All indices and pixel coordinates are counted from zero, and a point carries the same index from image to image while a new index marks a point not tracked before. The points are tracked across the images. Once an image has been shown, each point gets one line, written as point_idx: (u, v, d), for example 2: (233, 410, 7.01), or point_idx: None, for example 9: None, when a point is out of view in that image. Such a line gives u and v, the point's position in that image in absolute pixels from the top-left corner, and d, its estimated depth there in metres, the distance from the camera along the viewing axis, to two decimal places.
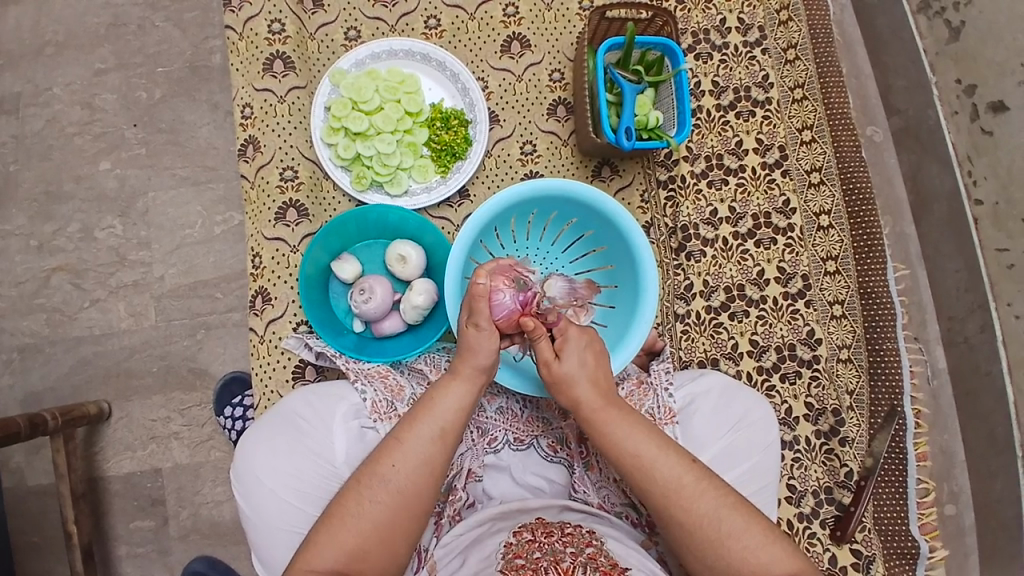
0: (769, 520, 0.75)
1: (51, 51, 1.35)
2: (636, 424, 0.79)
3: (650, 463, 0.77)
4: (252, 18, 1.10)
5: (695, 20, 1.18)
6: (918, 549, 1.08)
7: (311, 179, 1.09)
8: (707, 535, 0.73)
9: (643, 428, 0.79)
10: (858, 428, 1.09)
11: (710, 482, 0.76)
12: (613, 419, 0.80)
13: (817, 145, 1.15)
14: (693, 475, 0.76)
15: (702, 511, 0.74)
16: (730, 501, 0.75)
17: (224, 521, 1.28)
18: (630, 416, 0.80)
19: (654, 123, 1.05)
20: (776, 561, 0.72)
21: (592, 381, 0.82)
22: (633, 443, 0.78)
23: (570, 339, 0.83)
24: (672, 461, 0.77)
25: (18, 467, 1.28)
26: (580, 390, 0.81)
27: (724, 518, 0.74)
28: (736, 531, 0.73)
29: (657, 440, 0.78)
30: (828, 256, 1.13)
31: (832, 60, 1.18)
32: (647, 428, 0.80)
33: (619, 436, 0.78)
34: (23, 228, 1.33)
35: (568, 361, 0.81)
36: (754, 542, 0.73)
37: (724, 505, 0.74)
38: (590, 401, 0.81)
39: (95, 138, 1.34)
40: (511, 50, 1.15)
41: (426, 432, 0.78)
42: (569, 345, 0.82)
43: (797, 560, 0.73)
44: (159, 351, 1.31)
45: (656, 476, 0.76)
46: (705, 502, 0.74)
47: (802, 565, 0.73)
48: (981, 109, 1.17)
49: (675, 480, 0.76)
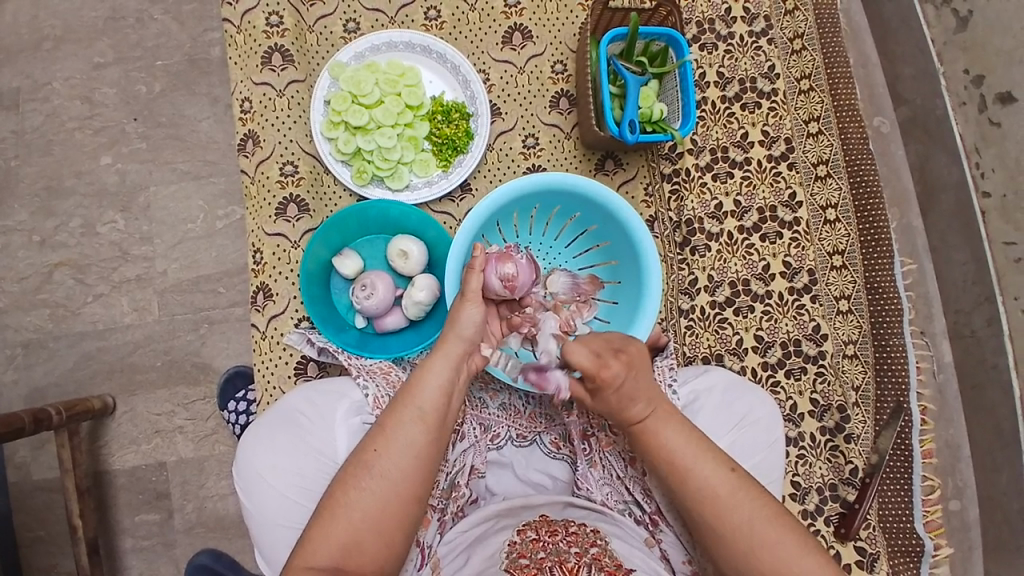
0: (804, 531, 0.74)
1: (50, 45, 1.35)
2: (683, 432, 0.77)
3: (689, 472, 0.75)
4: (249, 11, 1.09)
5: (700, 9, 1.16)
6: (922, 546, 1.06)
7: (312, 173, 1.08)
8: (738, 544, 0.72)
9: (689, 434, 0.77)
10: (863, 425, 1.08)
11: (749, 492, 0.74)
12: (657, 430, 0.77)
13: (824, 136, 1.14)
14: (730, 485, 0.74)
15: (737, 522, 0.73)
16: (765, 513, 0.73)
17: (229, 514, 1.29)
18: (674, 419, 0.78)
19: (658, 115, 1.04)
20: (809, 571, 0.71)
21: (645, 399, 0.78)
22: (674, 453, 0.76)
23: (606, 386, 0.76)
24: (711, 472, 0.75)
25: (23, 462, 1.29)
26: (631, 409, 0.77)
27: (757, 529, 0.72)
28: (768, 541, 0.72)
29: (700, 447, 0.76)
30: (834, 250, 1.12)
31: (840, 49, 1.16)
32: (695, 436, 0.78)
33: (660, 446, 0.77)
34: (25, 224, 1.33)
35: (609, 396, 0.77)
36: (787, 551, 0.71)
37: (758, 517, 0.73)
38: (638, 415, 0.77)
39: (95, 133, 1.33)
40: (513, 42, 1.14)
41: (406, 417, 0.77)
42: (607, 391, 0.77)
43: (834, 571, 0.71)
44: (162, 346, 1.31)
45: (690, 484, 0.75)
46: (740, 514, 0.73)
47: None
48: (989, 100, 1.17)
49: (713, 490, 0.74)
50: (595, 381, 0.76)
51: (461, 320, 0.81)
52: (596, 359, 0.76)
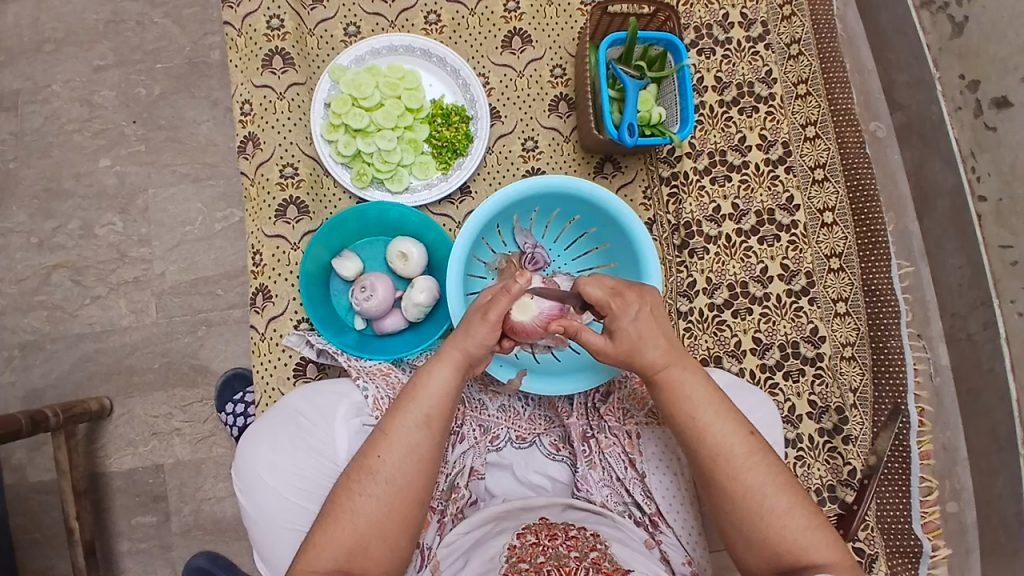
0: (816, 506, 0.74)
1: (50, 47, 1.35)
2: (705, 388, 0.78)
3: (706, 427, 0.76)
4: (251, 14, 1.09)
5: (697, 15, 1.17)
6: (920, 547, 1.07)
7: (312, 175, 1.08)
8: (748, 508, 0.73)
9: (708, 391, 0.78)
10: (861, 427, 1.09)
11: (765, 458, 0.75)
12: (680, 378, 0.77)
13: (821, 140, 1.15)
14: (747, 447, 0.75)
15: (748, 485, 0.73)
16: (779, 481, 0.73)
17: (227, 517, 1.28)
18: (696, 374, 0.78)
19: (657, 119, 1.05)
20: (815, 547, 0.71)
21: (664, 345, 0.78)
22: (694, 404, 0.76)
23: (620, 316, 0.77)
24: (729, 430, 0.75)
25: (20, 464, 1.28)
26: (650, 354, 0.77)
27: (768, 496, 0.73)
28: (778, 509, 0.72)
29: (720, 404, 0.77)
30: (831, 253, 1.13)
31: (836, 55, 1.17)
32: (715, 392, 0.78)
33: (680, 395, 0.77)
34: (23, 225, 1.33)
35: (626, 329, 0.77)
36: (796, 523, 0.72)
37: (771, 483, 0.73)
38: (658, 362, 0.77)
39: (94, 135, 1.34)
40: (512, 46, 1.14)
41: (410, 420, 0.77)
42: (619, 322, 0.77)
43: (841, 551, 0.72)
44: (160, 348, 1.30)
45: (707, 440, 0.75)
46: (752, 476, 0.73)
47: (844, 554, 0.72)
48: (984, 105, 1.17)
49: (728, 448, 0.75)
50: (608, 307, 0.77)
51: (477, 337, 0.79)
52: (608, 291, 0.78)
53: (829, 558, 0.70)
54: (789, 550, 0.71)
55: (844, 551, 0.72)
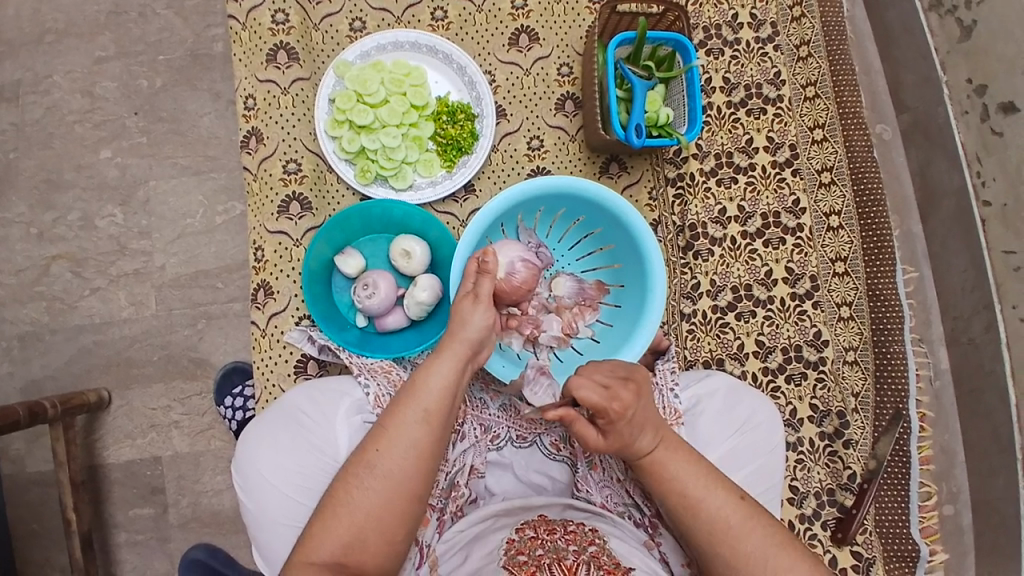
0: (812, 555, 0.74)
1: (50, 36, 1.33)
2: (693, 463, 0.77)
3: (700, 503, 0.74)
4: (256, 7, 1.08)
5: (706, 15, 1.16)
6: (917, 551, 1.07)
7: (315, 171, 1.08)
8: (751, 571, 0.72)
9: (696, 466, 0.76)
10: (862, 431, 1.09)
11: (760, 518, 0.74)
12: (667, 458, 0.76)
13: (828, 144, 1.14)
14: (742, 513, 0.74)
15: (748, 551, 0.72)
16: (777, 538, 0.73)
17: (225, 510, 1.28)
18: (682, 450, 0.77)
19: (665, 120, 1.03)
20: None
21: (653, 428, 0.76)
22: (684, 483, 0.75)
23: (617, 420, 0.72)
24: (723, 500, 0.74)
25: (18, 455, 1.28)
26: (640, 442, 0.75)
27: (770, 557, 0.72)
28: (780, 570, 0.72)
29: (710, 479, 0.76)
30: (837, 257, 1.12)
31: (846, 58, 1.15)
32: (703, 467, 0.77)
33: (670, 475, 0.75)
34: (23, 216, 1.32)
35: (622, 432, 0.73)
36: (798, 572, 0.71)
37: (771, 545, 0.73)
38: (647, 447, 0.76)
39: (95, 125, 1.32)
40: (519, 43, 1.13)
41: (411, 416, 0.76)
42: (618, 427, 0.72)
43: None
44: (160, 342, 1.30)
45: (701, 513, 0.74)
46: (752, 543, 0.72)
47: None
48: (992, 109, 1.16)
49: (724, 519, 0.74)
50: (604, 412, 0.71)
51: (467, 322, 0.81)
52: (605, 394, 0.71)
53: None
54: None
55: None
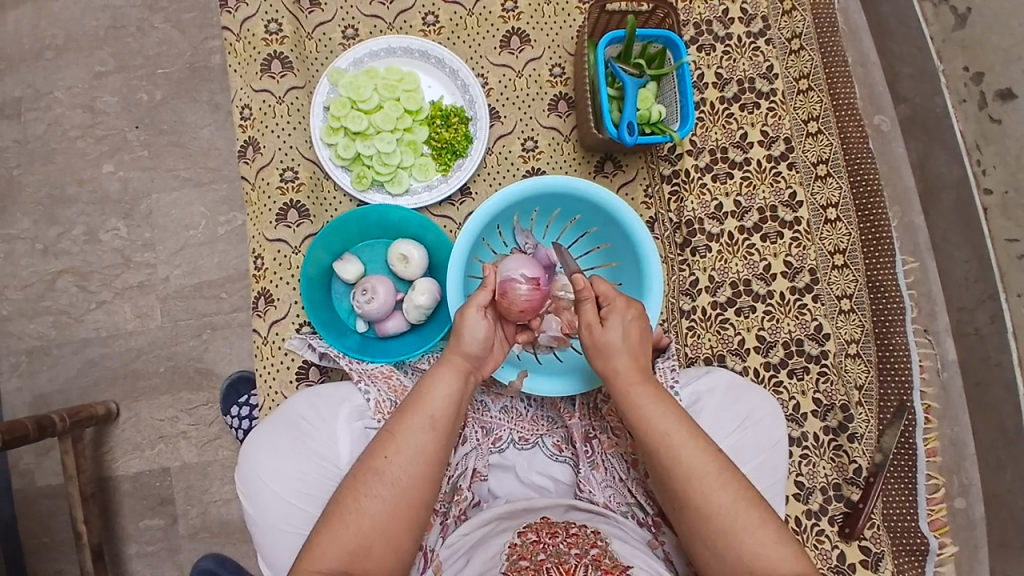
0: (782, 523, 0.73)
1: (52, 54, 1.35)
2: (673, 411, 0.79)
3: (677, 445, 0.76)
4: (249, 18, 1.09)
5: (696, 11, 1.16)
6: (927, 545, 1.06)
7: (312, 179, 1.09)
8: (721, 525, 0.72)
9: (675, 411, 0.79)
10: (867, 424, 1.08)
11: (735, 476, 0.75)
12: (646, 395, 0.80)
13: (823, 136, 1.14)
14: (717, 465, 0.75)
15: (720, 500, 0.73)
16: (750, 499, 0.73)
17: (234, 519, 1.29)
18: (663, 394, 0.81)
19: (657, 117, 1.04)
20: (786, 562, 0.70)
21: (636, 358, 0.83)
22: (663, 423, 0.78)
23: (618, 311, 0.84)
24: (699, 449, 0.76)
25: (28, 468, 1.30)
26: (623, 361, 0.83)
27: (740, 512, 0.72)
28: (750, 525, 0.71)
29: (688, 424, 0.78)
30: (835, 249, 1.12)
31: (837, 49, 1.16)
32: (681, 414, 0.79)
33: (650, 413, 0.79)
34: (28, 232, 1.34)
35: (618, 327, 0.83)
36: (767, 538, 0.71)
37: (741, 499, 0.73)
38: (631, 372, 0.82)
39: (97, 141, 1.34)
40: (511, 45, 1.14)
41: (417, 423, 0.77)
42: (616, 316, 0.83)
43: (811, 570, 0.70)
44: (165, 352, 1.31)
45: (679, 457, 0.76)
46: (724, 493, 0.73)
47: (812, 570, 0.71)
48: (989, 97, 1.16)
49: (699, 466, 0.75)
50: (612, 301, 0.84)
51: (468, 332, 0.82)
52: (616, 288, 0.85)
53: (799, 573, 0.69)
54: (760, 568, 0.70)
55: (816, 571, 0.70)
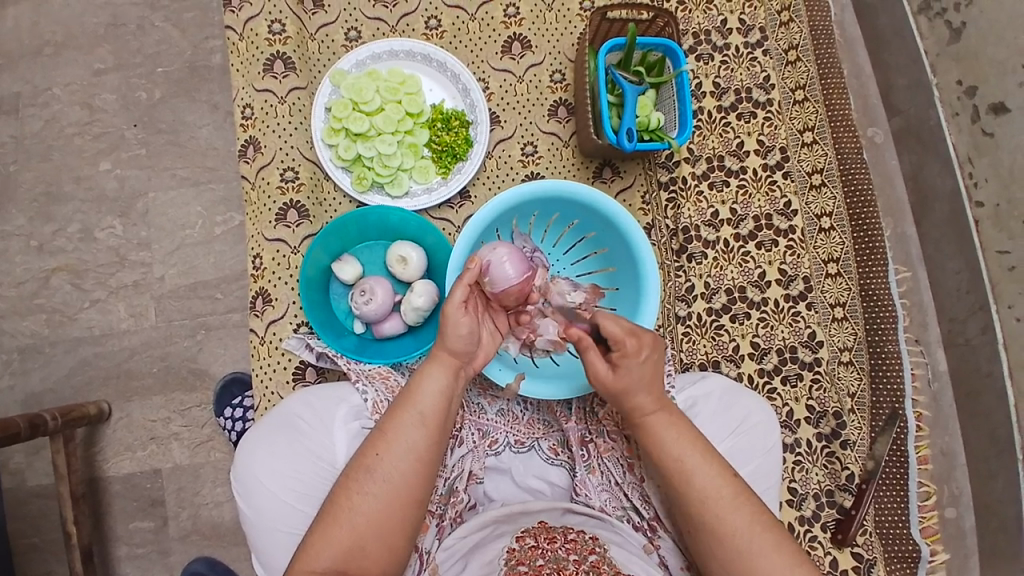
0: (798, 547, 0.74)
1: (51, 51, 1.35)
2: (689, 436, 0.79)
3: (692, 471, 0.77)
4: (252, 18, 1.10)
5: (696, 21, 1.18)
6: (918, 552, 1.07)
7: (311, 179, 1.09)
8: (737, 546, 0.73)
9: (691, 436, 0.79)
10: (859, 432, 1.09)
11: (749, 499, 0.76)
12: (665, 424, 0.80)
13: (819, 146, 1.15)
14: (732, 488, 0.76)
15: (734, 524, 0.74)
16: (765, 520, 0.74)
17: (225, 522, 1.28)
18: (680, 420, 0.80)
19: (656, 124, 1.05)
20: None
21: (654, 390, 0.80)
22: (680, 450, 0.78)
23: (630, 354, 0.78)
24: (714, 473, 0.76)
25: (17, 468, 1.28)
26: (640, 399, 0.80)
27: (755, 535, 0.73)
28: (765, 548, 0.73)
29: (704, 448, 0.78)
30: (829, 257, 1.13)
31: (834, 61, 1.18)
32: (696, 436, 0.79)
33: (667, 440, 0.79)
34: (22, 229, 1.33)
35: (634, 371, 0.78)
36: (783, 560, 0.72)
37: (757, 523, 0.74)
38: (647, 406, 0.80)
39: (95, 138, 1.34)
40: (512, 51, 1.15)
41: (408, 420, 0.77)
42: (630, 361, 0.78)
43: None
44: (159, 352, 1.30)
45: (693, 483, 0.76)
46: (738, 517, 0.74)
47: None
48: (982, 111, 1.19)
49: (713, 490, 0.76)
50: (620, 345, 0.78)
51: (451, 332, 0.79)
52: (625, 329, 0.78)
53: None
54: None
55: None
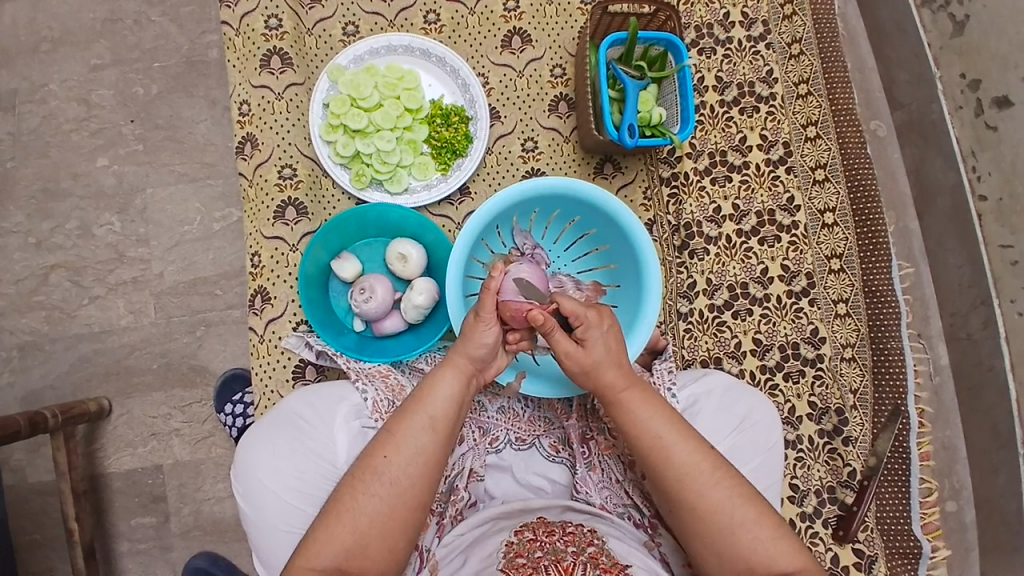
0: (778, 516, 0.75)
1: (47, 46, 1.34)
2: (663, 411, 0.79)
3: (669, 446, 0.76)
4: (248, 14, 1.09)
5: (698, 14, 1.16)
6: (920, 548, 1.07)
7: (311, 176, 1.08)
8: (718, 523, 0.73)
9: (666, 412, 0.79)
10: (862, 427, 1.09)
11: (727, 471, 0.76)
12: (637, 401, 0.79)
13: (822, 141, 1.14)
14: (710, 463, 0.76)
15: (714, 499, 0.74)
16: (745, 493, 0.75)
17: (226, 517, 1.28)
18: (651, 395, 0.80)
19: (657, 119, 1.04)
20: (784, 555, 0.72)
21: (622, 367, 0.80)
22: (655, 427, 0.77)
23: (593, 326, 0.78)
24: (691, 448, 0.76)
25: (18, 465, 1.28)
26: (608, 373, 0.79)
27: (735, 508, 0.73)
28: (745, 521, 0.73)
29: (678, 423, 0.78)
30: (832, 253, 1.12)
31: (837, 55, 1.16)
32: (671, 412, 0.79)
33: (642, 416, 0.78)
34: (21, 226, 1.33)
35: (596, 342, 0.79)
36: (764, 534, 0.72)
37: (736, 495, 0.74)
38: (615, 382, 0.79)
39: (92, 134, 1.33)
40: (512, 45, 1.14)
41: (417, 423, 0.77)
42: (592, 331, 0.78)
43: (807, 560, 0.73)
44: (159, 349, 1.30)
45: (671, 459, 0.76)
46: (718, 491, 0.74)
47: (808, 564, 0.73)
48: (985, 104, 1.16)
49: (691, 465, 0.75)
50: (584, 317, 0.78)
51: (477, 337, 0.80)
52: (584, 302, 0.79)
53: (798, 567, 0.72)
54: (756, 561, 0.72)
55: (811, 560, 0.73)
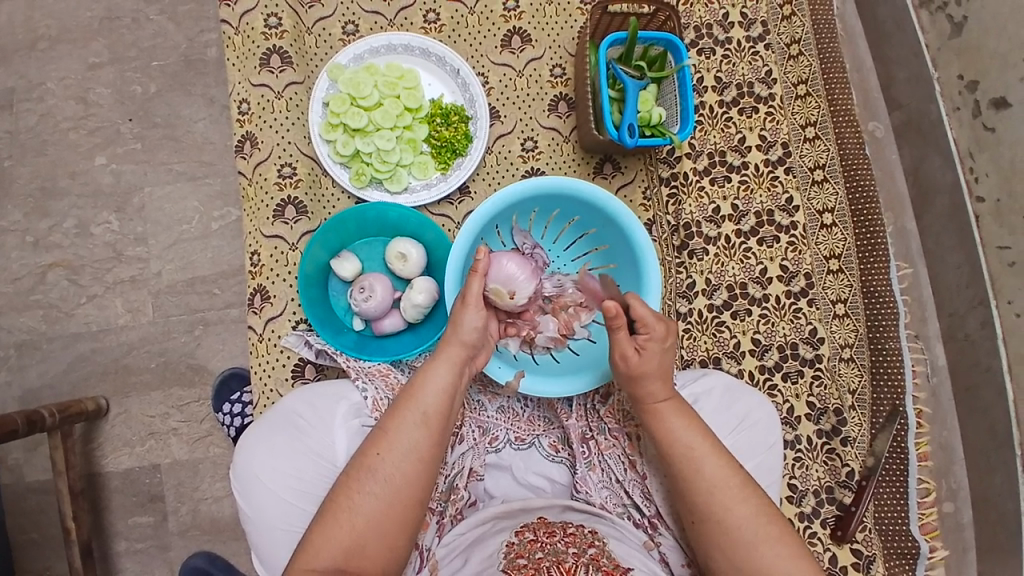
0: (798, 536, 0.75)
1: (44, 44, 1.34)
2: (702, 426, 0.80)
3: (702, 458, 0.77)
4: (248, 12, 1.08)
5: (697, 14, 1.17)
6: (918, 548, 1.07)
7: (309, 175, 1.08)
8: (741, 537, 0.73)
9: (704, 428, 0.80)
10: (859, 427, 1.09)
11: (755, 489, 0.76)
12: (675, 413, 0.80)
13: (821, 141, 1.14)
14: (740, 478, 0.76)
15: (740, 513, 0.74)
16: (770, 512, 0.75)
17: (224, 517, 1.28)
18: (691, 410, 0.81)
19: (657, 119, 1.04)
20: (803, 574, 0.71)
21: (666, 379, 0.82)
22: (691, 438, 0.78)
23: (655, 338, 0.80)
24: (723, 463, 0.77)
25: (15, 464, 1.28)
26: (650, 384, 0.81)
27: (760, 525, 0.73)
28: (768, 538, 0.73)
29: (714, 439, 0.79)
30: (831, 254, 1.13)
31: (836, 55, 1.16)
32: (705, 427, 0.80)
33: (677, 428, 0.79)
34: (19, 224, 1.32)
35: (653, 355, 0.80)
36: (786, 552, 0.72)
37: (763, 513, 0.74)
38: (658, 393, 0.81)
39: (90, 133, 1.33)
40: (511, 45, 1.14)
41: (410, 420, 0.77)
42: (653, 344, 0.80)
43: None
44: (157, 348, 1.30)
45: (704, 471, 0.76)
46: (745, 506, 0.74)
47: None
48: (983, 105, 1.16)
49: (722, 478, 0.76)
50: (650, 328, 0.80)
51: (463, 322, 0.81)
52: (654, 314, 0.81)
53: None
54: None
55: None
